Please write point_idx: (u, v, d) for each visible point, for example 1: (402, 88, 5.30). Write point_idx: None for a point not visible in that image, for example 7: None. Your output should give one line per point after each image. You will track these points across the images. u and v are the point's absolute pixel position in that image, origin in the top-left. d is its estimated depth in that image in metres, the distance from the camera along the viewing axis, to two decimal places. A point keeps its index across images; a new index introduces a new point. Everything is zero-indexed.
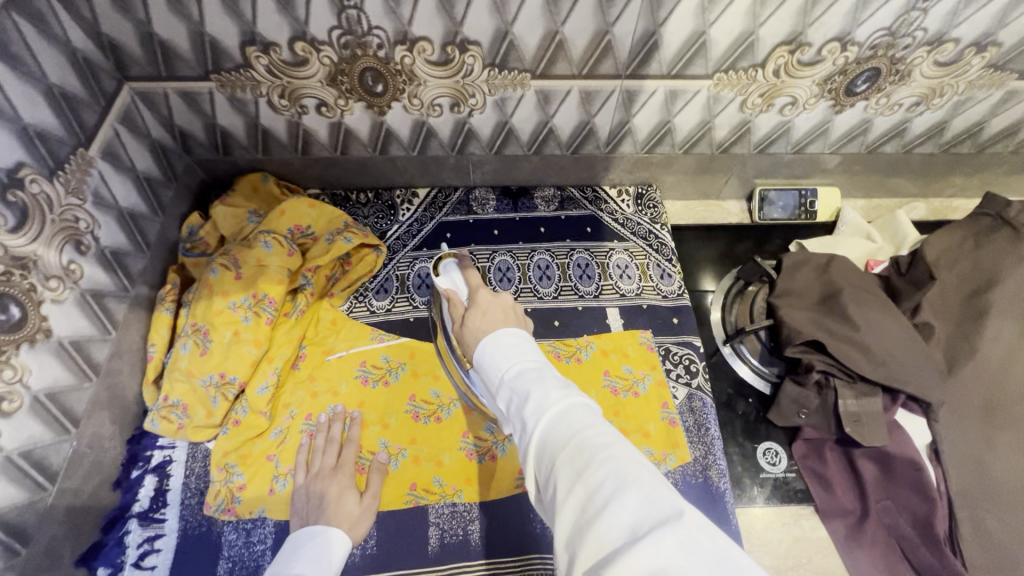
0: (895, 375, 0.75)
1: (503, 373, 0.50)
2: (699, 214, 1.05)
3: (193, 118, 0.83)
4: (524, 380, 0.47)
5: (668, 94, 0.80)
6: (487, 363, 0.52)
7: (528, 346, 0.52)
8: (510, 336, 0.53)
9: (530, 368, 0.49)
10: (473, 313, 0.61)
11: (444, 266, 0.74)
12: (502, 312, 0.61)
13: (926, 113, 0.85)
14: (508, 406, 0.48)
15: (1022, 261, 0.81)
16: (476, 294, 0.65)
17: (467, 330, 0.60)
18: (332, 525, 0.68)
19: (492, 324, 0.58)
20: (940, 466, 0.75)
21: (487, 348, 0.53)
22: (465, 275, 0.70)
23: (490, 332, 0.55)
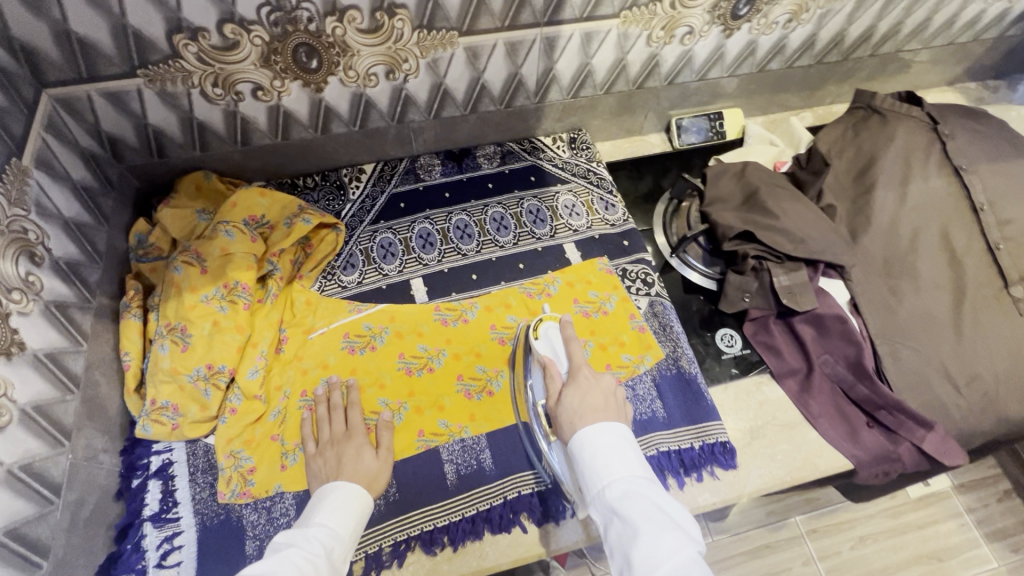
0: (813, 249, 0.88)
1: (606, 491, 0.59)
2: (626, 150, 1.15)
3: (122, 120, 0.81)
4: (625, 506, 0.56)
5: (584, 36, 0.88)
6: (586, 467, 0.61)
7: (626, 458, 0.61)
8: (610, 439, 0.62)
9: (632, 493, 0.58)
10: (571, 392, 0.70)
11: (545, 330, 0.82)
12: (599, 395, 0.69)
13: (798, 28, 0.99)
14: (609, 522, 0.58)
15: (891, 140, 0.98)
16: (576, 368, 0.72)
17: (566, 408, 0.68)
18: (352, 481, 0.72)
19: (591, 408, 0.67)
20: (861, 316, 0.89)
21: (588, 453, 0.62)
22: (564, 347, 0.78)
23: (593, 423, 0.64)
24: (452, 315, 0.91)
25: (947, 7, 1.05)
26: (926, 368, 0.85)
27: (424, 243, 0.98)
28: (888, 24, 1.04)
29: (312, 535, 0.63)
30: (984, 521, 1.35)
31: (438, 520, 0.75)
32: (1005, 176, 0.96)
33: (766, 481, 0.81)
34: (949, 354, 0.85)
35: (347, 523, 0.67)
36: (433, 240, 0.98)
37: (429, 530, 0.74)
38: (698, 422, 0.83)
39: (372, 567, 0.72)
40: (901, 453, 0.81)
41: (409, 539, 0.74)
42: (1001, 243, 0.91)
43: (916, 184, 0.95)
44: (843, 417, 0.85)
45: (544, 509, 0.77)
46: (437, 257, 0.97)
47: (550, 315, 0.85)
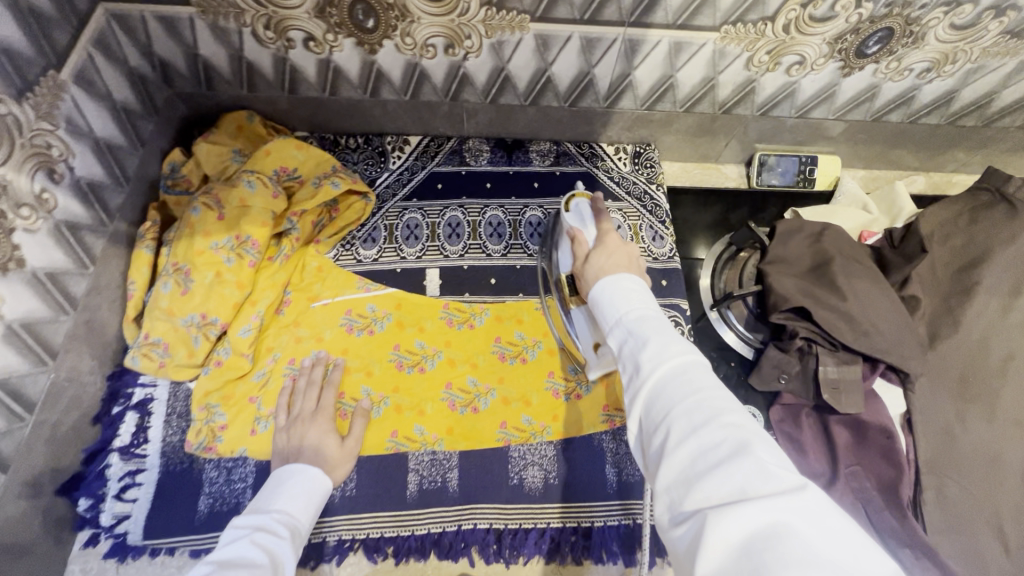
0: (877, 346, 0.75)
1: (622, 315, 0.51)
2: (696, 176, 1.03)
3: (174, 46, 0.79)
4: (641, 324, 0.49)
5: (673, 45, 0.77)
6: (605, 302, 0.54)
7: (644, 293, 0.54)
8: (629, 282, 0.55)
9: (650, 317, 0.50)
10: (599, 253, 0.64)
11: (575, 206, 0.76)
12: (625, 258, 0.62)
13: (936, 81, 0.82)
14: (621, 345, 0.50)
15: (1015, 238, 0.81)
16: (604, 235, 0.67)
17: (592, 267, 0.62)
18: (312, 465, 0.69)
19: (615, 267, 0.60)
20: (911, 435, 0.76)
21: (605, 291, 0.55)
22: (595, 217, 0.72)
23: (614, 275, 0.57)
24: (459, 317, 0.86)
25: None
26: (975, 515, 0.72)
27: (451, 233, 0.92)
28: None
29: (273, 521, 0.60)
30: None
31: (385, 530, 0.72)
32: None
33: None
34: (1009, 506, 0.72)
35: (306, 511, 0.65)
36: (461, 231, 0.92)
37: (374, 537, 0.72)
38: None
39: (312, 556, 0.70)
40: None
41: (354, 540, 0.72)
42: None
43: None
44: None
45: (497, 548, 0.72)
46: (460, 250, 0.91)
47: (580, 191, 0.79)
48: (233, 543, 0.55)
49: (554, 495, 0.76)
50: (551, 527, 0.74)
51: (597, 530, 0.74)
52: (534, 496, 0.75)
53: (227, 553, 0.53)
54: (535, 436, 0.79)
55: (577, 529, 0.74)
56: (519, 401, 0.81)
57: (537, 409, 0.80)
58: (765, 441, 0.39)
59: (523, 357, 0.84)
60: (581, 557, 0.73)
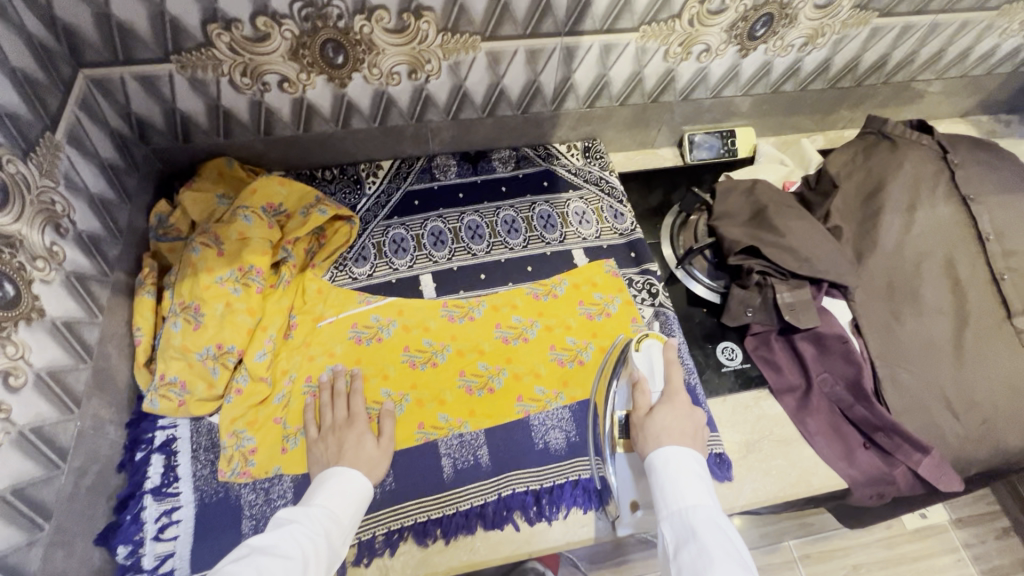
0: (818, 269, 0.89)
1: (687, 510, 0.61)
2: (638, 162, 1.17)
3: (152, 104, 0.84)
4: (702, 533, 0.58)
5: (603, 48, 0.91)
6: (667, 486, 0.64)
7: (705, 487, 0.64)
8: (693, 467, 0.66)
9: (711, 522, 0.60)
10: (666, 409, 0.72)
11: (647, 345, 0.81)
12: (689, 424, 0.71)
13: (813, 52, 1.01)
14: (677, 554, 0.59)
15: (901, 165, 0.99)
16: (671, 394, 0.73)
17: (655, 423, 0.71)
18: (354, 466, 0.73)
19: (680, 432, 0.69)
20: (862, 338, 0.90)
21: (671, 469, 0.65)
22: (664, 368, 0.77)
23: (675, 447, 0.67)
24: (459, 312, 0.93)
25: (961, 41, 1.07)
26: (924, 392, 0.85)
27: (436, 241, 1.00)
28: (902, 53, 1.06)
29: (316, 512, 0.64)
30: (980, 556, 1.29)
31: (430, 511, 0.76)
32: (1012, 209, 0.97)
33: (759, 495, 0.82)
34: (949, 382, 0.86)
35: (348, 509, 0.67)
36: (445, 238, 1.00)
37: (421, 520, 0.75)
38: None
39: (364, 554, 0.72)
40: (897, 476, 0.81)
41: (402, 529, 0.75)
42: (1007, 272, 0.92)
43: (923, 211, 0.96)
44: (840, 436, 0.85)
45: (538, 507, 0.77)
46: (447, 255, 0.99)
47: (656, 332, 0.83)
48: (276, 531, 0.60)
49: (578, 450, 0.82)
50: (582, 478, 0.80)
51: None
52: (560, 455, 0.82)
53: (266, 542, 0.58)
54: (550, 402, 0.86)
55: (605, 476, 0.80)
56: (529, 375, 0.88)
57: (548, 379, 0.88)
58: None
59: (524, 337, 0.91)
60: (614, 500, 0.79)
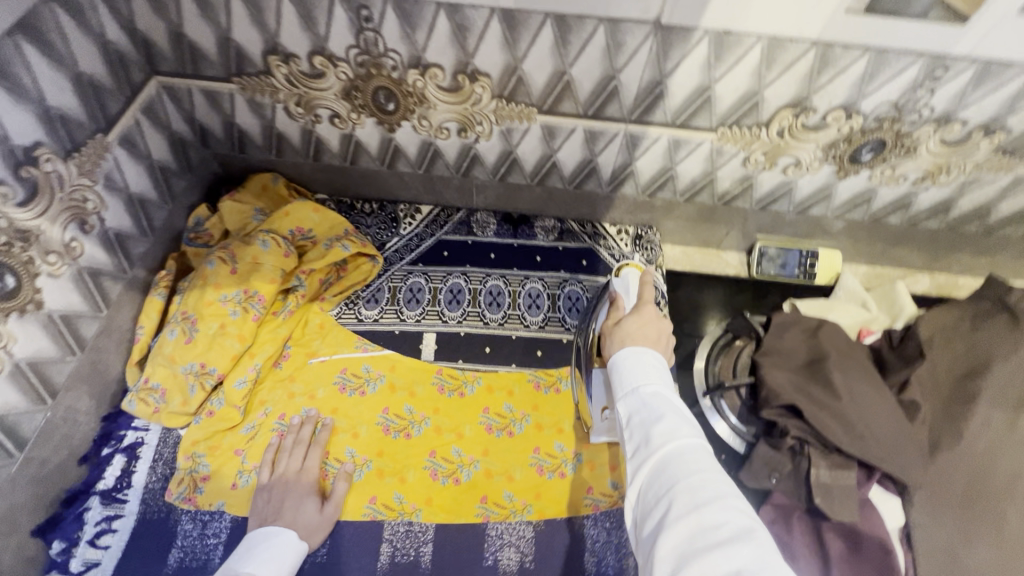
0: (871, 453, 0.73)
1: (639, 386, 0.55)
2: (696, 262, 1.05)
3: (214, 115, 0.87)
4: (655, 399, 0.52)
5: (672, 142, 0.81)
6: (620, 371, 0.58)
7: (659, 369, 0.56)
8: (651, 357, 0.58)
9: (665, 395, 0.53)
10: (633, 318, 0.64)
11: (625, 273, 0.81)
12: (655, 332, 0.63)
13: (932, 189, 0.84)
14: (630, 415, 0.53)
15: (1018, 350, 0.79)
16: (642, 304, 0.67)
17: (620, 330, 0.63)
18: (288, 528, 0.70)
19: (643, 338, 0.61)
20: (911, 552, 0.72)
21: (624, 358, 0.58)
22: (637, 288, 0.76)
23: (637, 348, 0.59)
24: (450, 385, 0.87)
25: None
26: None
27: (452, 299, 0.95)
28: None
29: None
30: None
31: None
32: None
33: None
34: None
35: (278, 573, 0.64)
36: (462, 298, 0.95)
37: None
38: None
39: None
40: None
41: None
42: None
43: None
44: None
45: None
46: (459, 316, 0.94)
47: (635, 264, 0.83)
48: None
49: None
50: None
51: None
52: None
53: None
54: (515, 514, 0.78)
55: None
56: (502, 476, 0.80)
57: (520, 486, 0.80)
58: (768, 539, 0.42)
59: (510, 430, 0.84)
60: None
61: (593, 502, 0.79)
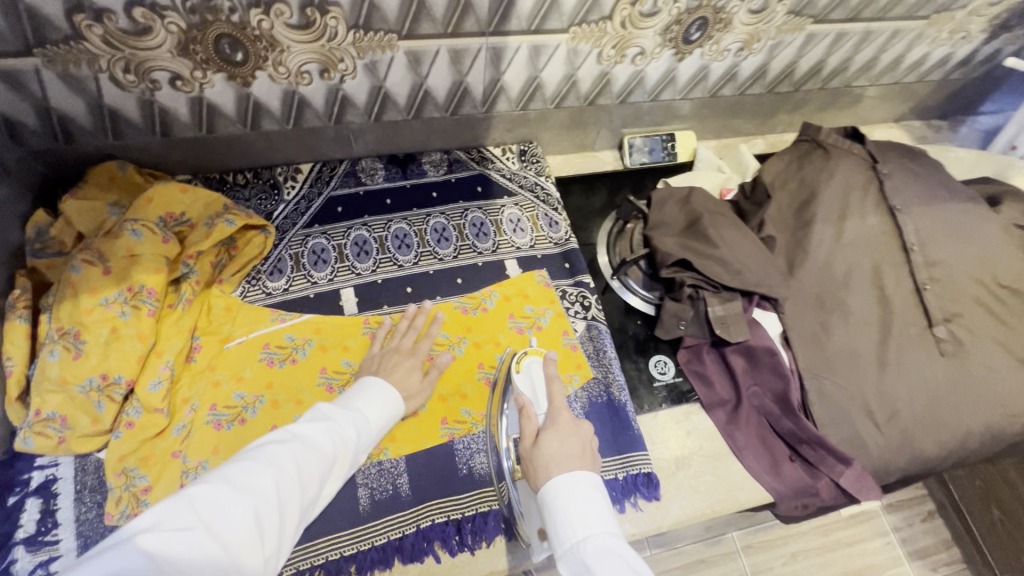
0: (749, 281, 0.88)
1: (579, 542, 0.53)
2: (577, 165, 1.13)
3: (21, 102, 0.74)
4: (600, 569, 0.50)
5: (532, 49, 0.86)
6: (556, 519, 0.55)
7: (597, 506, 0.55)
8: (586, 491, 0.56)
9: (606, 550, 0.52)
10: (551, 433, 0.62)
11: (528, 363, 0.77)
12: (578, 444, 0.61)
13: (749, 58, 0.99)
14: None
15: (833, 175, 0.99)
16: (555, 410, 0.65)
17: (542, 453, 0.60)
18: (396, 388, 0.75)
19: (569, 458, 0.59)
20: (790, 349, 0.89)
21: (559, 499, 0.55)
22: (547, 386, 0.70)
23: (568, 474, 0.57)
24: None
25: (893, 49, 1.07)
26: (849, 404, 0.86)
27: (360, 251, 0.94)
28: (837, 60, 1.06)
29: (352, 418, 0.65)
30: (910, 541, 1.30)
31: (345, 547, 0.72)
32: (935, 219, 0.99)
33: (686, 512, 0.81)
34: (872, 392, 0.86)
35: (379, 422, 0.69)
36: (369, 248, 0.94)
37: (334, 559, 0.71)
38: (623, 451, 0.82)
39: None
40: (821, 488, 0.82)
41: (313, 567, 0.70)
42: (928, 282, 0.94)
43: (852, 221, 0.97)
44: (767, 449, 0.86)
45: (459, 538, 0.74)
46: (371, 266, 0.93)
47: (536, 347, 0.80)
48: (311, 423, 0.60)
49: None
50: (506, 505, 0.77)
51: None
52: (485, 481, 0.79)
53: (306, 431, 0.59)
54: (476, 425, 0.83)
55: None
56: (455, 395, 0.84)
57: (474, 399, 0.85)
58: None
59: (451, 354, 0.88)
60: None
61: None
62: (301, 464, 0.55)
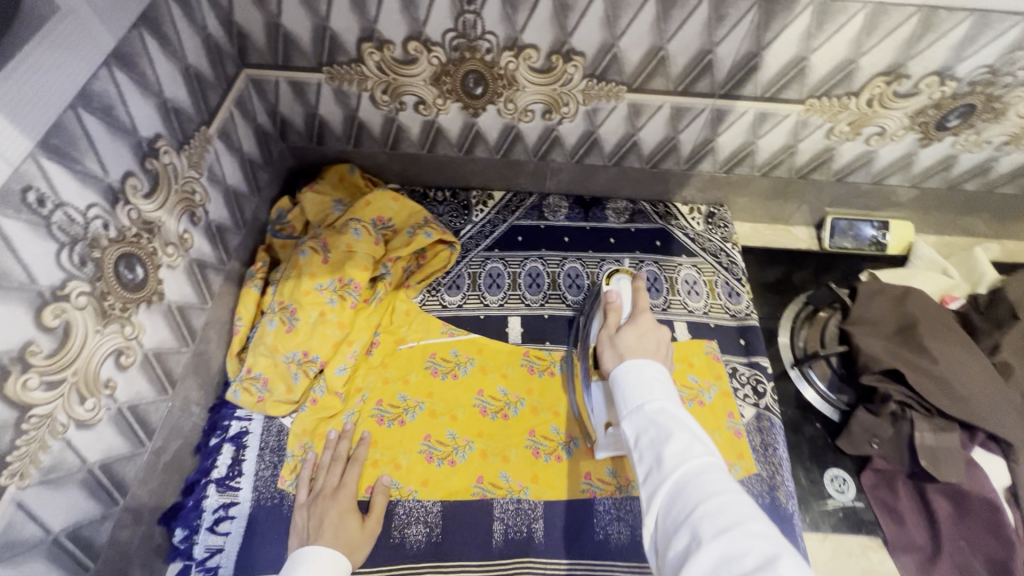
0: (975, 413, 0.74)
1: (644, 404, 0.56)
2: (766, 236, 1.06)
3: (297, 106, 0.87)
4: (663, 416, 0.53)
5: (758, 115, 0.82)
6: (627, 387, 0.59)
7: (667, 387, 0.58)
8: (654, 372, 0.59)
9: (670, 410, 0.54)
10: (630, 330, 0.69)
11: (617, 278, 0.82)
12: (654, 342, 0.67)
13: (1015, 153, 0.85)
14: (640, 435, 0.54)
15: None
16: (638, 312, 0.71)
17: (621, 342, 0.67)
18: (332, 545, 0.67)
19: (643, 350, 0.65)
20: (1018, 510, 0.73)
21: (630, 376, 0.60)
22: (633, 296, 0.76)
23: (640, 359, 0.62)
24: (539, 365, 0.88)
25: None
26: None
27: (532, 283, 0.96)
28: None
29: None
30: None
31: None
32: None
33: None
34: None
35: None
36: (542, 282, 0.96)
37: None
38: None
39: None
40: None
41: None
42: None
43: None
44: None
45: None
46: (541, 300, 0.94)
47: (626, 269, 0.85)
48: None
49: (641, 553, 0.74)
50: None
51: None
52: (621, 554, 0.74)
53: None
54: (619, 489, 0.78)
55: None
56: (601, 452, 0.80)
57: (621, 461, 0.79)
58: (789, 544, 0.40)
59: None
60: None
61: None
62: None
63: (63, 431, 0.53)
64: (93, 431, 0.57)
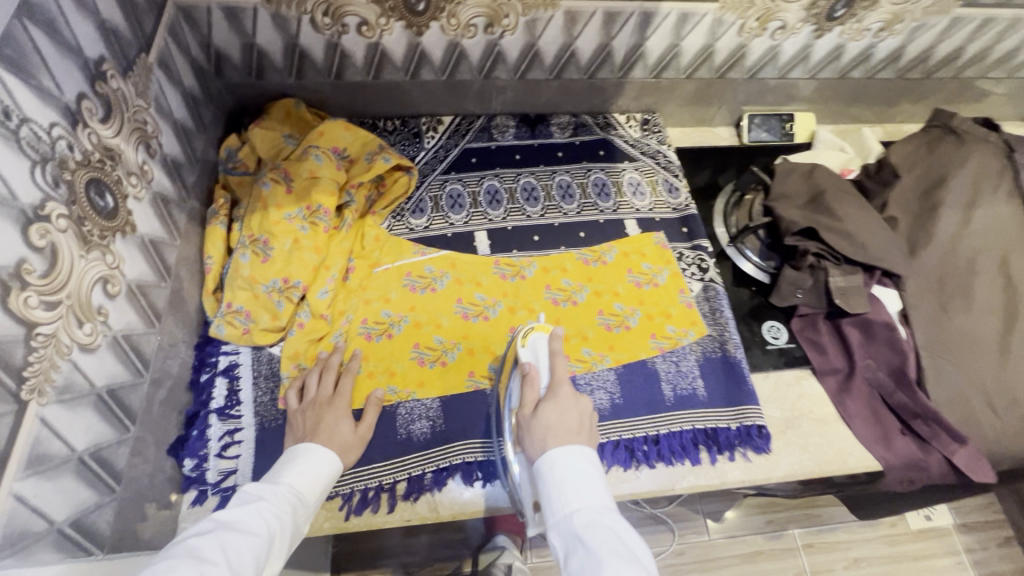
0: (872, 256, 0.89)
1: (572, 515, 0.57)
2: (695, 138, 1.16)
3: (233, 36, 0.85)
4: (590, 534, 0.55)
5: (680, 17, 0.90)
6: (552, 497, 0.60)
7: (594, 484, 0.60)
8: (580, 464, 0.61)
9: (596, 526, 0.56)
10: (550, 406, 0.67)
11: (532, 339, 0.77)
12: (576, 417, 0.67)
13: (888, 39, 1.00)
14: (570, 554, 0.55)
15: (964, 161, 0.99)
16: (557, 385, 0.70)
17: (541, 422, 0.66)
18: (325, 446, 0.70)
19: (566, 429, 0.65)
20: (910, 327, 0.90)
21: (554, 475, 0.60)
22: (550, 358, 0.74)
23: (564, 445, 0.63)
24: (510, 271, 0.94)
25: None
26: (965, 386, 0.86)
27: (492, 200, 1.01)
28: (977, 48, 1.05)
29: (283, 492, 0.63)
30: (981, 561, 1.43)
31: (480, 453, 0.79)
32: None
33: (796, 468, 0.83)
34: (990, 377, 0.86)
35: (318, 488, 0.66)
36: (501, 198, 1.01)
37: (470, 462, 0.78)
38: (735, 403, 0.86)
39: (415, 488, 0.76)
40: (931, 463, 0.82)
41: (451, 468, 0.78)
42: None
43: (982, 208, 0.96)
44: (877, 421, 0.86)
45: None
46: (502, 214, 1.00)
47: (541, 323, 0.80)
48: (241, 507, 0.58)
49: (620, 412, 0.84)
50: (624, 438, 0.82)
51: (664, 437, 0.83)
52: (604, 416, 0.84)
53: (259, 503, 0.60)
54: (596, 364, 0.87)
55: (646, 438, 0.82)
56: (577, 337, 0.89)
57: (595, 342, 0.89)
58: None
59: (573, 300, 0.93)
60: (654, 462, 0.81)
61: (659, 345, 0.90)
62: (229, 552, 0.53)
63: (68, 352, 0.53)
64: (95, 355, 0.57)
